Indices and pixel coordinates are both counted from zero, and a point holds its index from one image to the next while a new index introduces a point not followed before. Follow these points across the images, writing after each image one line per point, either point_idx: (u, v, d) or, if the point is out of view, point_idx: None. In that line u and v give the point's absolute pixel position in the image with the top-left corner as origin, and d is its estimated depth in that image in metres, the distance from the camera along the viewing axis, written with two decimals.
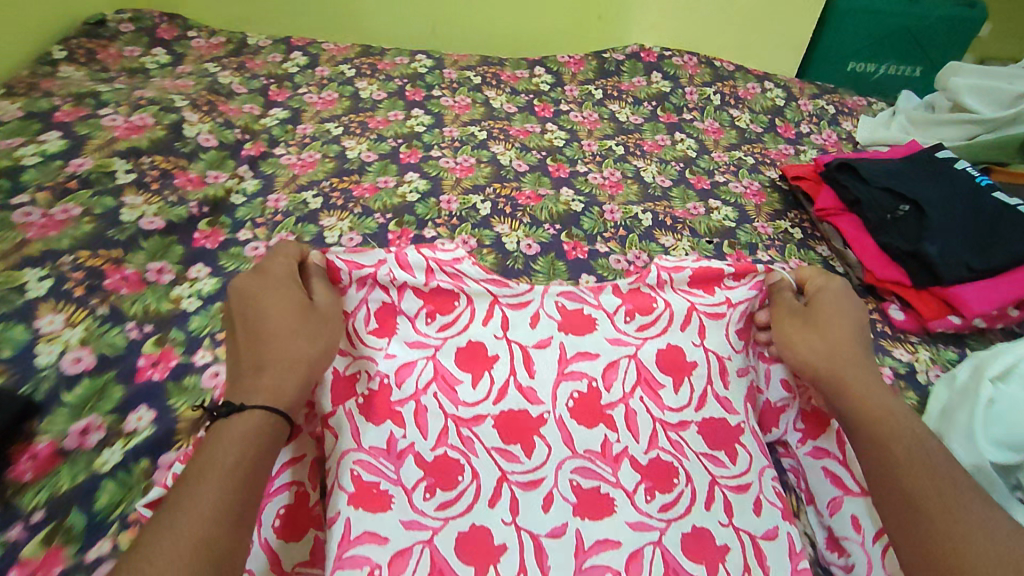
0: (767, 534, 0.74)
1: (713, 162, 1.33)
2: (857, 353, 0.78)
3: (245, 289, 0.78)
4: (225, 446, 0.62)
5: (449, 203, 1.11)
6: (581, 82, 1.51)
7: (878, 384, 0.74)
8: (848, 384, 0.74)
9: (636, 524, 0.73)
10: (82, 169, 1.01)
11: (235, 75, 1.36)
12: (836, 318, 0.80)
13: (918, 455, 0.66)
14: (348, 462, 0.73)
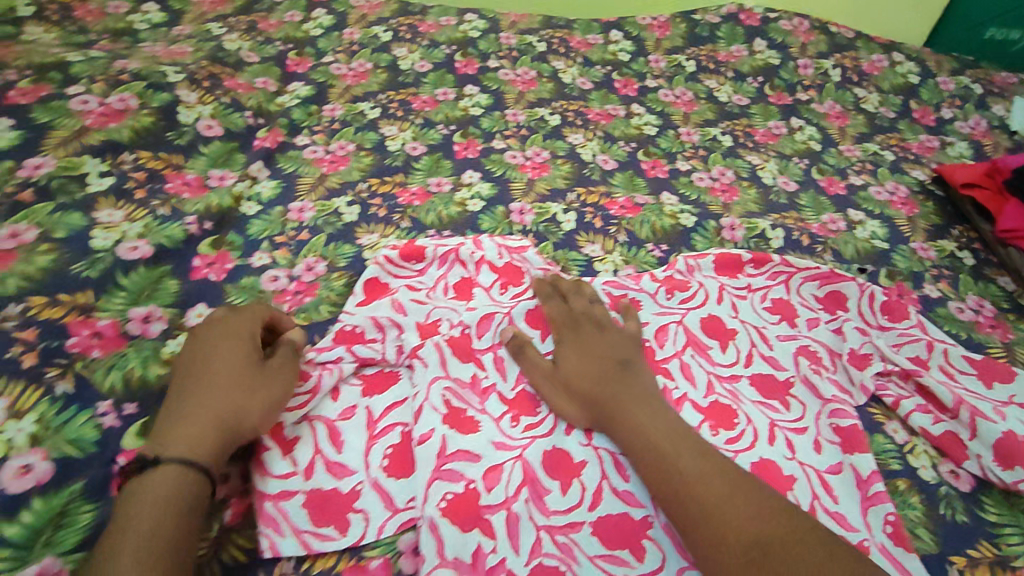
0: (834, 469, 0.63)
1: (843, 157, 1.06)
2: (623, 376, 0.63)
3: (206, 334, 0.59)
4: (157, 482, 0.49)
5: (523, 213, 0.85)
6: (669, 51, 1.23)
7: (641, 403, 0.60)
8: (616, 410, 0.60)
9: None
10: (41, 172, 0.70)
11: (244, 39, 1.08)
12: (586, 340, 0.66)
13: (708, 475, 0.53)
14: (438, 389, 0.64)
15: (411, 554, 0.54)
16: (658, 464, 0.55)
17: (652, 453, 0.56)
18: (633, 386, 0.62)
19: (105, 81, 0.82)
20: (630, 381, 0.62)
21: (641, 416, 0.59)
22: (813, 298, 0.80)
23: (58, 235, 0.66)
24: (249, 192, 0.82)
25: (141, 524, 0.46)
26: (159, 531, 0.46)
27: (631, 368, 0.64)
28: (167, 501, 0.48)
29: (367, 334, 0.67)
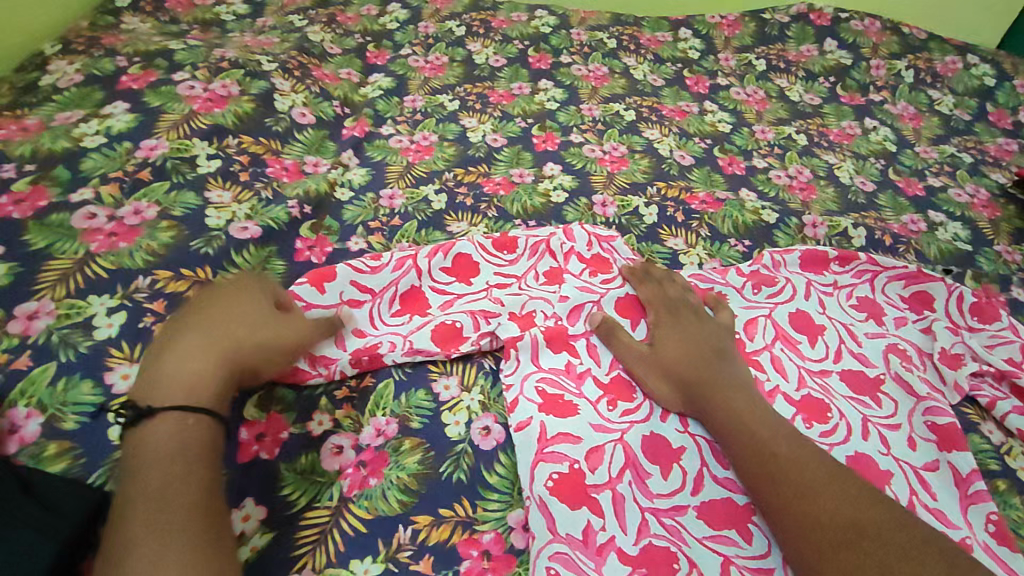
0: (930, 466, 0.64)
1: (919, 158, 1.05)
2: (720, 364, 0.65)
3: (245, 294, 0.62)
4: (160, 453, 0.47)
5: (606, 205, 0.86)
6: (738, 50, 1.23)
7: (739, 392, 0.62)
8: (713, 390, 0.62)
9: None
10: (157, 153, 0.73)
11: (326, 31, 1.11)
12: (686, 327, 0.68)
13: (807, 464, 0.55)
14: (531, 381, 0.64)
15: (521, 531, 0.55)
16: (755, 447, 0.57)
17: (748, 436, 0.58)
18: (731, 374, 0.64)
19: (207, 68, 0.85)
20: (724, 367, 0.64)
21: (741, 403, 0.61)
22: (898, 297, 0.80)
23: (176, 213, 0.69)
24: (342, 178, 0.84)
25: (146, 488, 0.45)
26: (162, 496, 0.45)
27: (727, 357, 0.66)
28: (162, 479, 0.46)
29: (465, 329, 0.67)
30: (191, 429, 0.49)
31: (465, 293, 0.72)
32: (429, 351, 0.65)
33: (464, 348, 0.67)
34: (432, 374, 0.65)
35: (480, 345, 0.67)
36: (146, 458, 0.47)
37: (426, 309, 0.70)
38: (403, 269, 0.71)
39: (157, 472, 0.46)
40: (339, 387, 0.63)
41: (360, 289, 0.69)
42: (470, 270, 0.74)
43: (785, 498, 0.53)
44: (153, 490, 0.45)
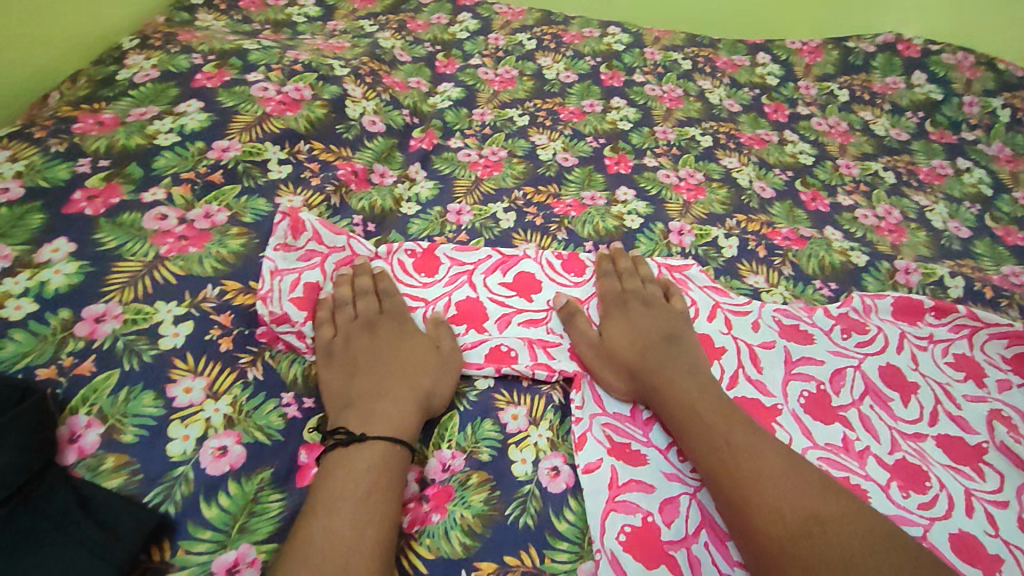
0: None
1: (1018, 205, 0.97)
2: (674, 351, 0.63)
3: (408, 358, 0.60)
4: (352, 469, 0.50)
5: (682, 234, 0.82)
6: (819, 79, 1.18)
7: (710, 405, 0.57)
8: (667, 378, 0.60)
9: (895, 516, 0.57)
10: (228, 155, 0.71)
11: (397, 37, 1.09)
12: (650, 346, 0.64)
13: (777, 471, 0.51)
14: (596, 424, 0.60)
15: None
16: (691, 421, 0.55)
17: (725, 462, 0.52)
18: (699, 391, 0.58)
19: (281, 70, 0.84)
20: (685, 357, 0.63)
21: (712, 419, 0.55)
22: (1000, 357, 0.74)
23: (245, 219, 0.67)
24: (409, 192, 0.81)
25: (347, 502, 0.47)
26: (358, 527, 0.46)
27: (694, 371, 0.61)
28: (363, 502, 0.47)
29: (520, 356, 0.65)
30: (391, 451, 0.51)
31: (524, 308, 0.70)
32: (479, 364, 0.64)
33: (515, 368, 0.64)
34: (499, 403, 0.62)
35: (535, 373, 0.64)
36: (355, 472, 0.49)
37: (483, 322, 0.68)
38: (456, 284, 0.71)
39: (321, 498, 0.48)
40: None
41: (412, 298, 0.69)
42: (531, 287, 0.72)
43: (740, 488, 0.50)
44: (328, 503, 0.47)
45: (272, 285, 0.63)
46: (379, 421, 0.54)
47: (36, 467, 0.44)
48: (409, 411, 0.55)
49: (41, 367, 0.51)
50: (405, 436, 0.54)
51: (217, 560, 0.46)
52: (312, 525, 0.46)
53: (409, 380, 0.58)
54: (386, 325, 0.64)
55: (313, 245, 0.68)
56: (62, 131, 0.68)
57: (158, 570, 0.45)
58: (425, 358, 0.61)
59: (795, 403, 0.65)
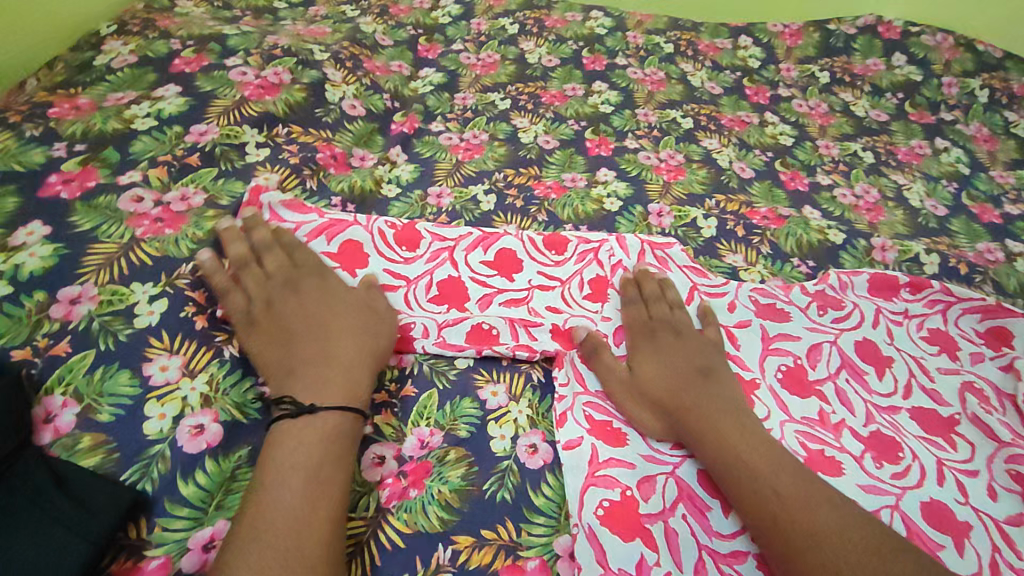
0: (1013, 520, 0.58)
1: (995, 183, 0.99)
2: (680, 342, 0.65)
3: (348, 322, 0.60)
4: (305, 440, 0.50)
5: (662, 215, 0.82)
6: (801, 61, 1.19)
7: (726, 412, 0.57)
8: (671, 371, 0.62)
9: (868, 486, 0.58)
10: (206, 138, 0.71)
11: (378, 22, 1.08)
12: (664, 349, 0.64)
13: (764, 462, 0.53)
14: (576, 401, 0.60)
15: (567, 559, 0.51)
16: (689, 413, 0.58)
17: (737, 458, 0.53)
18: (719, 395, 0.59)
19: (260, 54, 0.83)
20: (689, 349, 0.64)
21: (711, 413, 0.57)
22: (972, 331, 0.75)
23: (223, 202, 0.67)
24: (389, 175, 0.81)
25: (300, 473, 0.48)
26: (308, 499, 0.46)
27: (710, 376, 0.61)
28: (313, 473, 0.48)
29: (501, 336, 0.65)
30: (344, 422, 0.52)
31: (505, 289, 0.70)
32: (459, 345, 0.64)
33: (497, 349, 0.64)
34: (478, 382, 0.62)
35: (516, 354, 0.64)
36: (308, 442, 0.50)
37: (464, 302, 0.68)
38: (438, 261, 0.71)
39: (274, 468, 0.48)
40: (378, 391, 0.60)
41: (392, 276, 0.69)
42: (513, 265, 0.72)
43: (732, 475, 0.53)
44: (280, 474, 0.48)
45: (238, 258, 0.64)
46: (331, 389, 0.54)
47: (10, 446, 0.44)
48: (359, 378, 0.56)
49: (16, 348, 0.51)
50: (358, 400, 0.55)
51: (194, 535, 0.47)
52: (265, 495, 0.46)
53: (355, 342, 0.58)
54: (311, 284, 0.63)
55: (275, 224, 0.69)
56: (37, 115, 0.68)
57: (136, 546, 0.45)
58: (365, 320, 0.61)
59: (773, 377, 0.67)
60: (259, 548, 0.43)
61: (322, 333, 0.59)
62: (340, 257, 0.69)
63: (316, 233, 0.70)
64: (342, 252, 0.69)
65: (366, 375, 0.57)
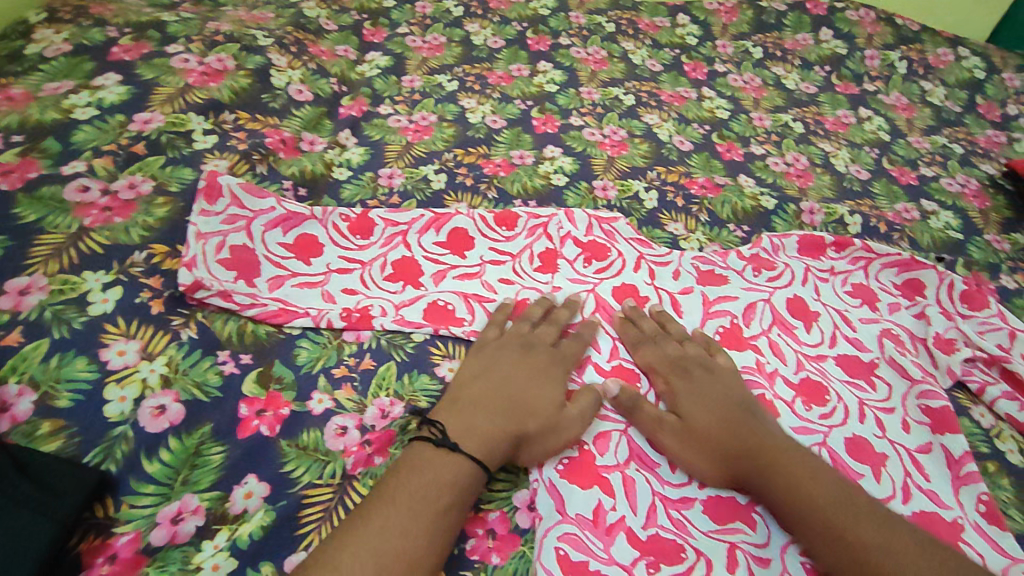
0: (923, 449, 0.65)
1: (912, 148, 1.06)
2: (709, 381, 0.62)
3: (528, 376, 0.60)
4: (433, 475, 0.50)
5: (606, 189, 0.86)
6: (735, 37, 1.24)
7: (776, 448, 0.56)
8: (716, 414, 0.59)
9: (798, 428, 0.64)
10: (150, 126, 0.71)
11: (322, 8, 1.09)
12: (697, 387, 0.62)
13: (833, 500, 0.51)
14: None
15: (526, 510, 0.55)
16: (753, 462, 0.55)
17: (835, 537, 0.49)
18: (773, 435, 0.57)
19: (201, 40, 0.83)
20: (723, 387, 0.62)
21: (765, 455, 0.55)
22: (891, 284, 0.82)
23: (172, 188, 0.67)
24: (339, 158, 0.83)
25: (422, 508, 0.48)
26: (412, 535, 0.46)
27: (755, 414, 0.60)
28: (434, 517, 0.48)
29: (458, 312, 0.68)
30: (475, 477, 0.52)
31: (458, 264, 0.73)
32: (417, 323, 0.65)
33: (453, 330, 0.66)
34: (435, 356, 0.63)
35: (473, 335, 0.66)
36: (429, 474, 0.50)
37: (418, 279, 0.71)
38: (391, 244, 0.73)
39: (403, 490, 0.49)
40: (338, 365, 0.60)
41: (347, 261, 0.71)
42: (464, 243, 0.75)
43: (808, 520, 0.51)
44: (401, 502, 0.48)
45: (196, 249, 0.63)
46: (473, 436, 0.54)
47: None
48: (503, 429, 0.55)
49: None
50: (489, 457, 0.53)
51: (161, 511, 0.48)
52: (385, 517, 0.47)
53: (518, 398, 0.57)
54: (540, 345, 0.64)
55: (235, 209, 0.68)
56: None
57: (103, 525, 0.47)
58: (516, 372, 0.60)
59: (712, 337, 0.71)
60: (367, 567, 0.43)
61: (489, 384, 0.58)
62: (297, 248, 0.70)
63: (273, 224, 0.70)
64: (300, 243, 0.70)
65: (516, 425, 0.56)
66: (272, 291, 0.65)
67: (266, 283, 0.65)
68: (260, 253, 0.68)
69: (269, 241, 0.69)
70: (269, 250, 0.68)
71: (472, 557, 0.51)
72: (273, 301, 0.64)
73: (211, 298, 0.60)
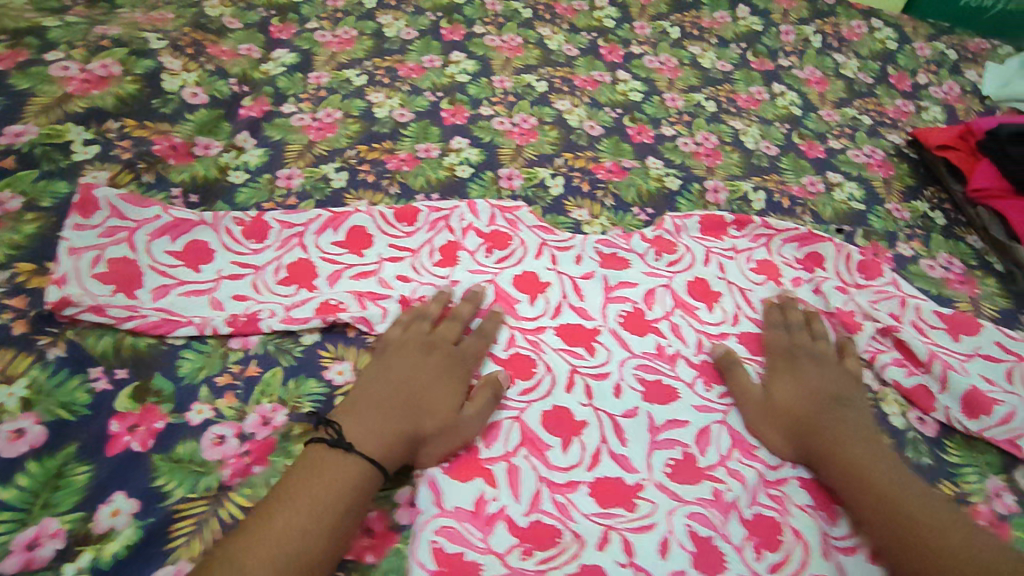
0: None
1: (823, 122, 1.08)
2: (823, 370, 0.67)
3: (428, 377, 0.60)
4: (341, 476, 0.51)
5: (511, 178, 0.86)
6: (653, 18, 1.24)
7: (855, 425, 0.61)
8: (825, 392, 0.64)
9: (700, 407, 0.65)
10: (23, 139, 0.70)
11: (226, 5, 1.06)
12: (806, 367, 0.67)
13: (887, 471, 0.57)
14: None
15: (408, 506, 0.56)
16: (813, 426, 0.61)
17: (878, 505, 0.54)
18: (849, 418, 0.61)
19: (85, 46, 0.80)
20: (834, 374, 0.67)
21: (855, 432, 0.60)
22: (793, 258, 0.83)
23: (45, 205, 0.67)
24: (236, 161, 0.81)
25: (323, 507, 0.49)
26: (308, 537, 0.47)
27: (851, 406, 0.63)
28: (333, 516, 0.49)
29: (349, 308, 0.68)
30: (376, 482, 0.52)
31: (355, 264, 0.73)
32: (305, 317, 0.65)
33: (340, 316, 0.66)
34: (323, 360, 0.64)
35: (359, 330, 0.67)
36: (341, 475, 0.51)
37: (313, 282, 0.71)
38: (287, 247, 0.73)
39: (313, 488, 0.50)
40: (222, 374, 0.61)
41: (239, 266, 0.70)
42: (363, 241, 0.75)
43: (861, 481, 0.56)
44: (306, 502, 0.49)
45: (67, 265, 0.63)
46: (366, 441, 0.54)
47: None
48: (398, 434, 0.55)
49: None
50: (384, 461, 0.54)
51: (14, 539, 0.47)
52: (281, 516, 0.48)
53: (416, 401, 0.58)
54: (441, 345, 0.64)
55: (113, 221, 0.68)
56: None
57: None
58: (417, 374, 0.60)
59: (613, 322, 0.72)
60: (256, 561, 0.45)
61: (391, 386, 0.59)
62: (185, 254, 0.69)
63: (160, 233, 0.69)
64: (189, 249, 0.70)
65: (408, 432, 0.56)
66: (157, 301, 0.65)
67: (149, 293, 0.65)
68: (144, 263, 0.67)
69: (154, 249, 0.68)
70: (155, 259, 0.67)
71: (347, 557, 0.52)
72: (155, 311, 0.63)
73: (81, 314, 0.60)
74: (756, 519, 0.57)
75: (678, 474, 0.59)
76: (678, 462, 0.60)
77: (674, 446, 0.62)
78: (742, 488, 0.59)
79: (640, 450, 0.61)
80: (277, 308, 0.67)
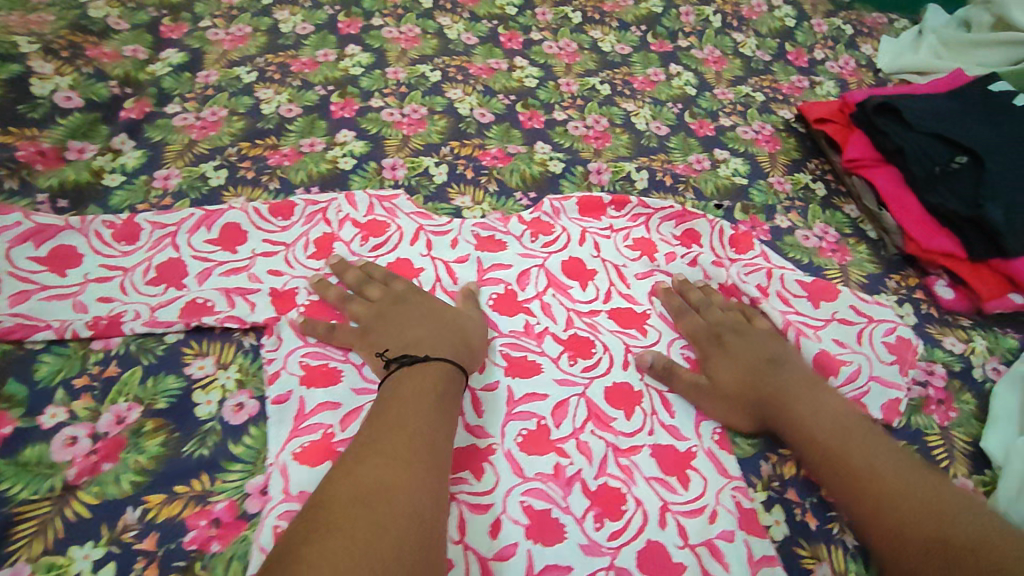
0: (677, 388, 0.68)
1: (716, 100, 1.10)
2: (745, 337, 0.70)
3: (419, 307, 0.67)
4: (401, 438, 0.52)
5: (395, 168, 0.87)
6: (556, 4, 1.25)
7: (804, 395, 0.64)
8: (758, 364, 0.67)
9: (562, 380, 0.67)
10: None
11: (113, 6, 1.05)
12: (729, 346, 0.69)
13: (857, 441, 0.59)
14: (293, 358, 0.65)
15: (257, 495, 0.56)
16: (774, 401, 0.64)
17: (856, 477, 0.57)
18: (791, 383, 0.65)
19: None
20: (759, 340, 0.70)
21: (805, 404, 0.63)
22: (670, 235, 0.85)
23: None
24: (111, 165, 0.81)
25: (396, 472, 0.49)
26: (382, 503, 0.47)
27: (781, 364, 0.67)
28: (410, 477, 0.49)
29: (216, 306, 0.68)
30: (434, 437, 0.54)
31: (226, 261, 0.73)
32: (168, 322, 0.66)
33: (205, 321, 0.67)
34: (186, 356, 0.64)
35: (227, 325, 0.67)
36: (399, 440, 0.52)
37: (182, 280, 0.70)
38: (159, 247, 0.73)
39: (375, 459, 0.50)
40: (79, 376, 0.61)
41: (108, 269, 0.70)
42: (237, 238, 0.75)
43: (830, 453, 0.59)
44: (381, 466, 0.49)
45: None
46: (418, 373, 0.60)
47: None
48: (443, 343, 0.63)
49: None
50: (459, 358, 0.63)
51: None
52: (347, 485, 0.47)
53: (434, 322, 0.66)
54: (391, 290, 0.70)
55: None
56: None
57: None
58: (412, 308, 0.67)
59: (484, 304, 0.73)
60: (341, 531, 0.43)
61: (403, 328, 0.65)
62: (50, 260, 0.69)
63: (23, 240, 0.70)
64: (55, 254, 0.70)
65: (459, 339, 0.65)
66: (15, 307, 0.65)
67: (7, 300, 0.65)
68: (4, 271, 0.67)
69: (15, 256, 0.68)
70: (15, 266, 0.68)
71: (189, 547, 0.52)
72: (10, 317, 0.64)
73: None
74: (601, 489, 0.60)
75: (528, 445, 0.62)
76: (531, 433, 0.63)
77: (530, 418, 0.64)
78: (586, 462, 0.61)
79: (495, 421, 0.63)
80: (142, 308, 0.67)
